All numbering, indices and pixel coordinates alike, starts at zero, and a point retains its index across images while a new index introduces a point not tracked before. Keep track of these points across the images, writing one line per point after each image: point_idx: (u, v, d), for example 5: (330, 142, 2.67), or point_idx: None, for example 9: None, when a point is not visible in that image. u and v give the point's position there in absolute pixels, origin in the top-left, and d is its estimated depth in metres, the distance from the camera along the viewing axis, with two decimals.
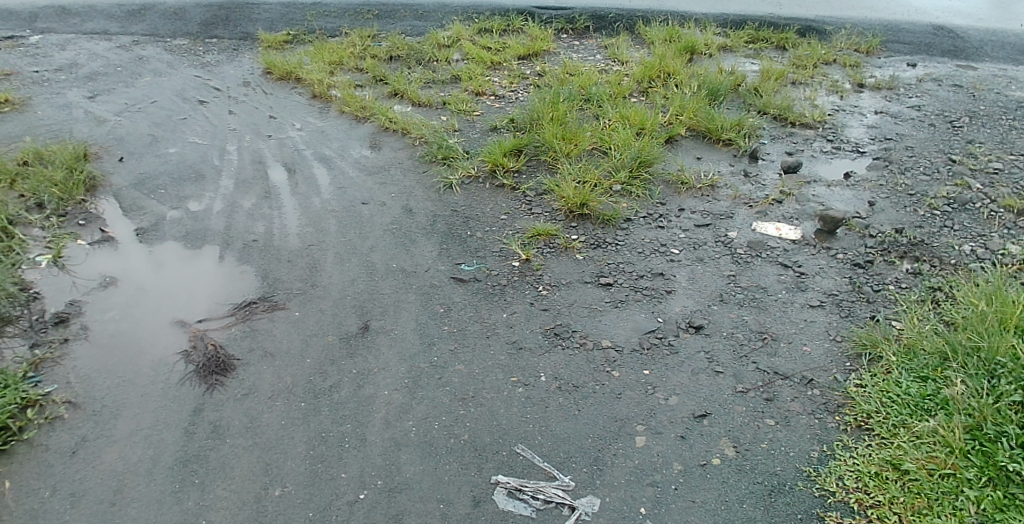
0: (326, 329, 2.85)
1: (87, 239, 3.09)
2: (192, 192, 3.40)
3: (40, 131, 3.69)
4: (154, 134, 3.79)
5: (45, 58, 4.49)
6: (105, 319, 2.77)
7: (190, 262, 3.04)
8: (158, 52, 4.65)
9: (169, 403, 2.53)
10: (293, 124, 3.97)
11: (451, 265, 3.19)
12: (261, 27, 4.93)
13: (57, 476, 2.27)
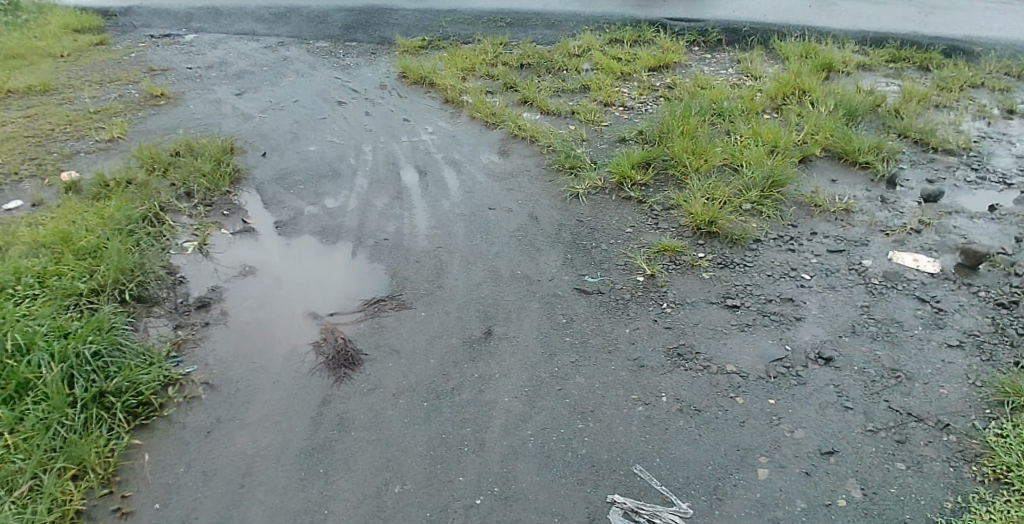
0: (450, 331, 2.83)
1: (230, 228, 3.22)
2: (328, 189, 3.51)
3: (192, 124, 3.93)
4: (295, 132, 3.95)
5: (200, 57, 4.82)
6: (244, 306, 2.86)
7: (324, 257, 3.12)
8: (301, 54, 4.88)
9: (299, 392, 2.57)
10: (425, 127, 4.04)
11: (575, 276, 3.12)
12: (398, 32, 5.07)
13: (193, 453, 2.35)
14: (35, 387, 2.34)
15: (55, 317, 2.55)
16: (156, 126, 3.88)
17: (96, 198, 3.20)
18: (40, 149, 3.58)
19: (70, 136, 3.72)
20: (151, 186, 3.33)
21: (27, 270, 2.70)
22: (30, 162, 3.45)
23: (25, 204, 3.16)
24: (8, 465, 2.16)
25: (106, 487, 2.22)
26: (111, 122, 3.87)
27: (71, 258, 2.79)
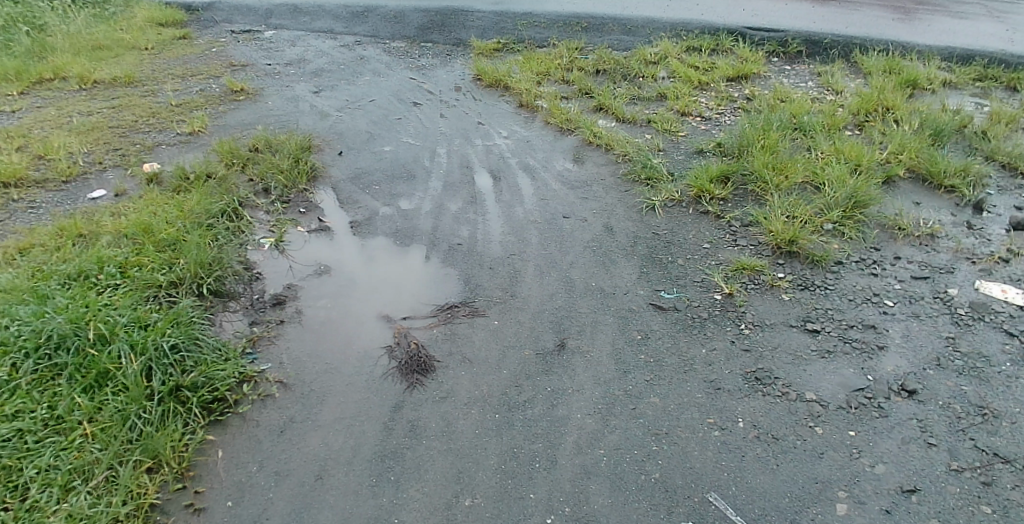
0: (523, 342, 2.76)
1: (305, 226, 3.21)
2: (403, 190, 3.48)
3: (270, 120, 3.95)
4: (371, 131, 3.94)
5: (279, 53, 4.87)
6: (318, 305, 2.84)
7: (399, 258, 3.08)
8: (378, 54, 4.90)
9: (372, 396, 2.53)
10: (499, 132, 3.99)
11: (650, 291, 3.02)
12: (473, 34, 5.05)
13: (265, 452, 2.33)
14: (114, 377, 2.35)
15: (136, 308, 2.56)
16: (235, 121, 3.92)
17: (176, 191, 3.24)
18: (124, 139, 3.65)
19: (153, 128, 3.78)
20: (230, 180, 3.35)
21: (110, 260, 2.72)
22: (115, 153, 3.52)
23: (109, 194, 3.21)
24: (86, 455, 2.16)
25: (180, 482, 2.21)
26: (192, 116, 3.91)
27: (152, 250, 2.80)
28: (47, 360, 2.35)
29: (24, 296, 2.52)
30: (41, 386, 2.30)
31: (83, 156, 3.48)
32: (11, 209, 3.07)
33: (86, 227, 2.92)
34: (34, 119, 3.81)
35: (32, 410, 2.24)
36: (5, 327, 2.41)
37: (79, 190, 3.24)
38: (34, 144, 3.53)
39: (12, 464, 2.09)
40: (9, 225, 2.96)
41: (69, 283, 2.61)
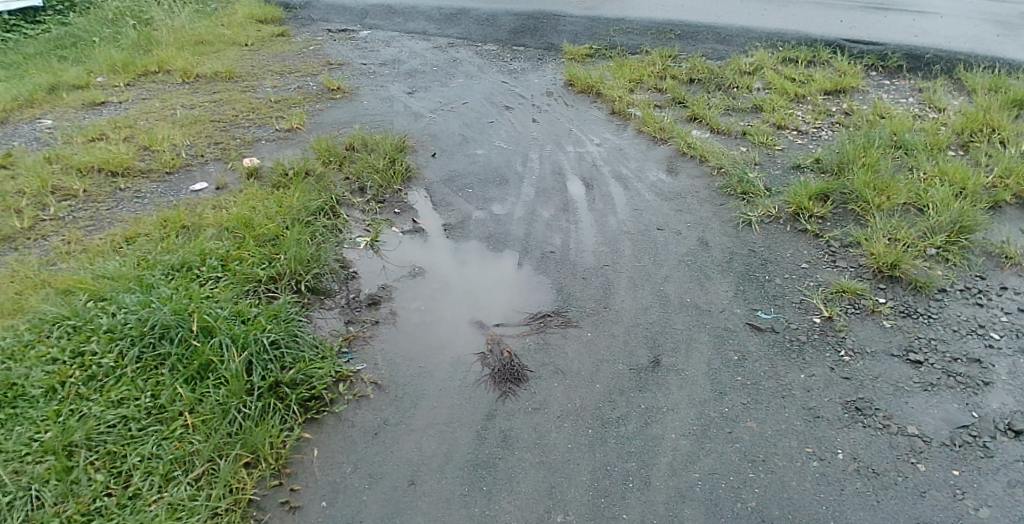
0: (616, 356, 2.69)
1: (399, 227, 3.21)
2: (496, 194, 3.46)
3: (366, 120, 3.98)
4: (464, 134, 3.93)
5: (374, 53, 4.94)
6: (412, 308, 2.82)
7: (493, 263, 3.06)
8: (470, 56, 4.91)
9: (465, 403, 2.49)
10: (592, 138, 3.93)
11: (747, 310, 2.92)
12: (565, 38, 5.01)
13: (360, 453, 2.31)
14: (215, 369, 2.37)
15: (237, 302, 2.60)
16: (332, 119, 3.97)
17: (275, 186, 3.29)
18: (225, 134, 3.76)
19: (253, 123, 3.88)
20: (327, 178, 3.38)
21: (212, 253, 2.78)
22: (216, 146, 3.62)
23: (210, 187, 3.30)
24: (186, 446, 2.19)
25: (277, 478, 2.21)
26: (291, 113, 3.99)
27: (252, 245, 2.85)
28: (151, 349, 2.40)
29: (131, 285, 2.60)
30: (146, 374, 2.35)
31: (186, 148, 3.59)
32: (119, 197, 3.19)
33: (189, 219, 3.00)
34: (140, 111, 3.97)
35: (137, 397, 2.28)
36: (113, 314, 2.49)
37: (183, 182, 3.34)
38: (140, 135, 3.67)
39: (117, 450, 2.14)
40: (117, 214, 3.08)
41: (173, 274, 2.68)
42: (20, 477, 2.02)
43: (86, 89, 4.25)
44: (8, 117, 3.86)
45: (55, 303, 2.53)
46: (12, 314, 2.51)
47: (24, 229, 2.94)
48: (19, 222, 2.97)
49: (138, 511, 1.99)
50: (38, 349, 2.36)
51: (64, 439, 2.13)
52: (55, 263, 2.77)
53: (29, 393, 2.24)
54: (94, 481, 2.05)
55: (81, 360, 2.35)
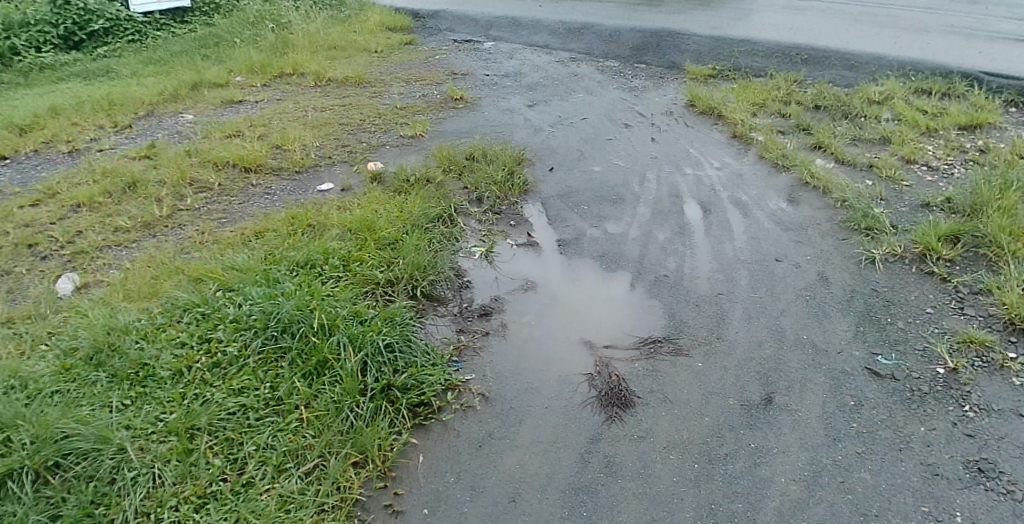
0: (727, 390, 2.59)
1: (514, 239, 3.32)
2: (612, 213, 3.53)
3: (486, 130, 4.25)
4: (581, 150, 4.09)
5: (496, 65, 5.37)
6: (523, 321, 2.87)
7: (602, 283, 3.09)
8: (591, 71, 5.19)
9: (570, 424, 2.46)
10: (711, 162, 3.95)
11: (866, 353, 2.74)
12: (688, 57, 5.14)
13: (463, 464, 2.30)
14: (332, 367, 2.45)
15: (355, 302, 2.70)
16: (453, 128, 4.26)
17: (396, 192, 3.50)
18: (352, 137, 4.10)
19: (378, 129, 4.22)
20: (446, 186, 3.57)
21: (335, 252, 2.94)
22: (343, 149, 3.94)
23: (336, 188, 3.56)
24: (299, 440, 2.24)
25: (382, 480, 2.22)
26: (415, 120, 4.33)
27: (372, 248, 3.00)
28: (273, 342, 2.50)
29: (257, 277, 2.75)
30: (266, 365, 2.44)
31: (315, 150, 3.93)
32: (251, 193, 3.50)
33: (314, 218, 3.21)
34: (273, 111, 4.47)
35: (256, 388, 2.37)
36: (239, 305, 2.62)
37: (309, 181, 3.63)
38: (273, 134, 4.08)
39: (234, 437, 2.22)
40: (249, 208, 3.37)
41: (296, 270, 2.83)
42: (144, 454, 2.12)
43: (225, 86, 4.93)
44: (155, 110, 4.55)
45: (188, 290, 2.71)
46: (150, 297, 2.71)
47: (163, 217, 3.26)
48: (161, 210, 3.31)
49: (251, 500, 2.04)
50: (170, 332, 2.50)
51: (187, 421, 2.22)
52: (188, 252, 3.02)
53: (159, 374, 2.35)
54: (212, 465, 2.12)
55: (207, 345, 2.46)
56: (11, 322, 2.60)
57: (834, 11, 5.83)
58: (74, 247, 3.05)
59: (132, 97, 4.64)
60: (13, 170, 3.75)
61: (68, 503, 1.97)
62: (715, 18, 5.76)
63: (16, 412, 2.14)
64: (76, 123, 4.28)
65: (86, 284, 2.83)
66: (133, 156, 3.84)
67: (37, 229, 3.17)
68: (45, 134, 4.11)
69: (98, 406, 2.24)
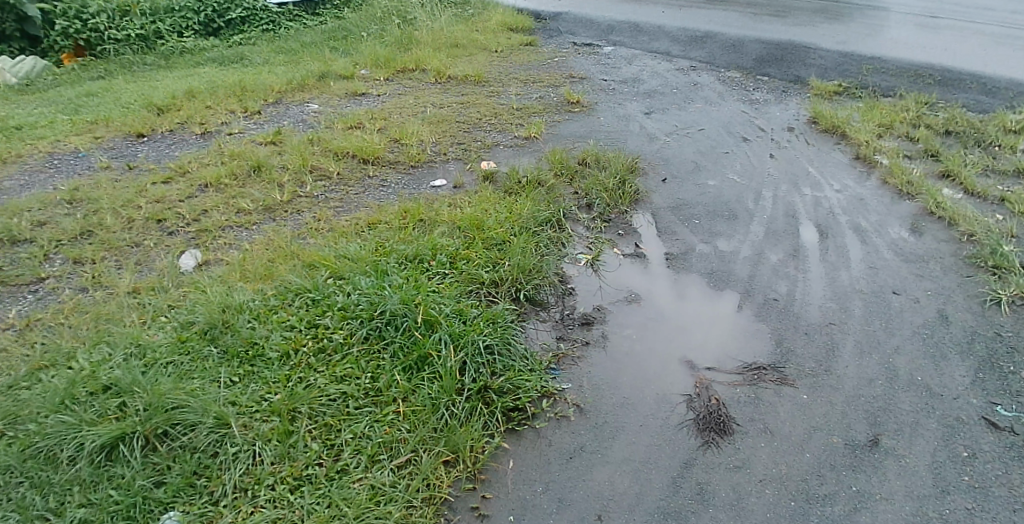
0: (832, 426, 2.39)
1: (621, 249, 3.27)
2: (723, 229, 3.41)
3: (600, 136, 4.25)
4: (696, 162, 4.00)
5: (616, 70, 5.41)
6: (624, 334, 2.81)
7: (707, 302, 2.99)
8: (712, 81, 5.10)
9: (665, 445, 2.34)
10: (830, 183, 3.76)
11: (984, 402, 2.47)
12: (814, 72, 4.98)
13: (552, 474, 2.23)
14: (432, 363, 2.46)
15: (459, 300, 2.72)
16: (568, 132, 4.28)
17: (507, 192, 3.52)
18: (468, 135, 4.19)
19: (494, 128, 4.30)
20: (556, 191, 3.57)
21: (443, 249, 2.97)
22: (458, 147, 4.02)
23: (448, 185, 3.63)
24: (394, 432, 2.24)
25: (470, 482, 2.18)
26: (530, 122, 4.38)
27: (480, 247, 3.02)
28: (377, 332, 2.54)
29: (367, 268, 2.81)
30: (368, 356, 2.47)
31: (431, 146, 4.03)
32: (366, 184, 3.61)
33: (425, 213, 3.27)
34: (393, 105, 4.63)
35: (358, 377, 2.39)
36: (347, 294, 2.68)
37: (424, 176, 3.71)
38: (392, 128, 4.21)
39: (333, 423, 2.23)
40: (364, 199, 3.46)
41: (405, 263, 2.88)
42: (247, 432, 2.16)
43: (350, 79, 5.17)
44: (283, 98, 4.79)
45: (301, 275, 2.79)
46: (264, 279, 2.81)
47: (283, 202, 3.38)
48: (281, 195, 3.44)
49: (344, 487, 2.04)
50: (281, 314, 2.57)
51: (289, 403, 2.25)
52: (304, 237, 3.11)
53: (267, 354, 2.41)
54: (309, 449, 2.14)
55: (315, 331, 2.51)
56: (137, 292, 2.74)
57: (972, 31, 5.48)
58: (199, 225, 3.18)
59: (263, 84, 4.91)
60: (149, 147, 4.01)
61: (171, 472, 2.03)
62: (843, 33, 5.57)
63: (134, 379, 2.24)
64: (210, 106, 4.56)
65: (207, 261, 2.95)
66: (259, 141, 4.03)
67: (167, 205, 3.34)
68: (181, 115, 4.38)
69: (208, 381, 2.31)
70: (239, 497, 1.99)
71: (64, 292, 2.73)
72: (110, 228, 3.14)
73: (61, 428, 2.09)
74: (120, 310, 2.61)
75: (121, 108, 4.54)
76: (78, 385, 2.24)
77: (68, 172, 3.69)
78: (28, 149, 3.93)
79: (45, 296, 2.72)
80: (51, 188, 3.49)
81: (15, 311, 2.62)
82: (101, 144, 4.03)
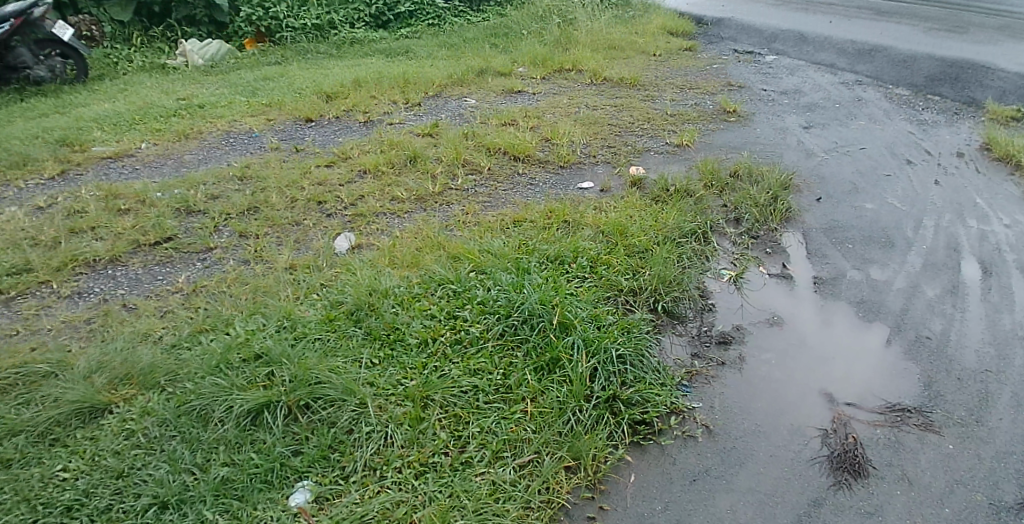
0: (976, 483, 2.12)
1: (767, 268, 3.15)
2: (878, 257, 3.19)
3: (756, 148, 4.14)
4: (853, 182, 3.79)
5: (777, 80, 5.31)
6: (762, 357, 2.67)
7: (853, 333, 2.79)
8: (877, 98, 4.85)
9: (793, 480, 2.16)
10: (999, 217, 3.42)
11: None
12: (991, 95, 4.62)
13: (673, 494, 2.10)
14: (564, 367, 2.42)
15: (596, 306, 2.69)
16: (722, 142, 4.21)
17: (654, 199, 3.50)
18: (620, 139, 4.20)
19: (646, 133, 4.30)
20: (706, 202, 3.51)
21: (585, 252, 2.97)
22: (609, 150, 4.04)
23: (596, 188, 3.64)
24: (520, 431, 2.21)
25: (590, 491, 2.10)
26: (683, 129, 4.35)
27: (622, 254, 3.00)
28: (512, 330, 2.55)
29: (508, 265, 2.85)
30: (503, 352, 2.48)
31: (581, 147, 4.06)
32: (515, 182, 3.67)
33: (571, 215, 3.28)
34: (549, 104, 4.73)
35: (490, 372, 2.40)
36: (488, 288, 2.72)
37: (573, 177, 3.75)
38: (544, 127, 4.28)
39: (462, 414, 2.24)
40: (512, 196, 3.52)
41: (546, 263, 2.90)
42: (382, 413, 2.21)
43: (508, 76, 5.32)
44: (442, 92, 4.98)
45: (445, 266, 2.86)
46: (410, 266, 2.89)
47: (435, 193, 3.49)
48: (434, 186, 3.55)
49: (466, 479, 2.03)
50: (423, 303, 2.64)
51: (423, 390, 2.28)
52: (451, 229, 3.19)
53: (407, 340, 2.47)
54: (437, 437, 2.15)
55: (454, 322, 2.56)
56: (293, 269, 2.88)
57: None
58: (355, 209, 3.34)
59: (425, 77, 5.13)
60: (315, 132, 4.28)
61: (309, 443, 2.10)
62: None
63: (283, 351, 2.35)
64: (375, 96, 4.82)
65: (359, 245, 3.08)
66: (417, 132, 4.21)
67: (328, 188, 3.53)
68: (347, 103, 4.65)
69: (350, 360, 2.38)
70: (368, 475, 2.02)
71: (229, 263, 2.92)
72: (274, 206, 3.34)
73: (214, 390, 2.21)
74: (277, 285, 2.75)
75: (295, 92, 4.90)
76: (233, 351, 2.37)
77: (242, 151, 4.01)
78: (209, 127, 4.33)
79: (211, 265, 2.92)
80: (226, 164, 3.80)
81: (185, 276, 2.83)
82: (273, 126, 4.36)
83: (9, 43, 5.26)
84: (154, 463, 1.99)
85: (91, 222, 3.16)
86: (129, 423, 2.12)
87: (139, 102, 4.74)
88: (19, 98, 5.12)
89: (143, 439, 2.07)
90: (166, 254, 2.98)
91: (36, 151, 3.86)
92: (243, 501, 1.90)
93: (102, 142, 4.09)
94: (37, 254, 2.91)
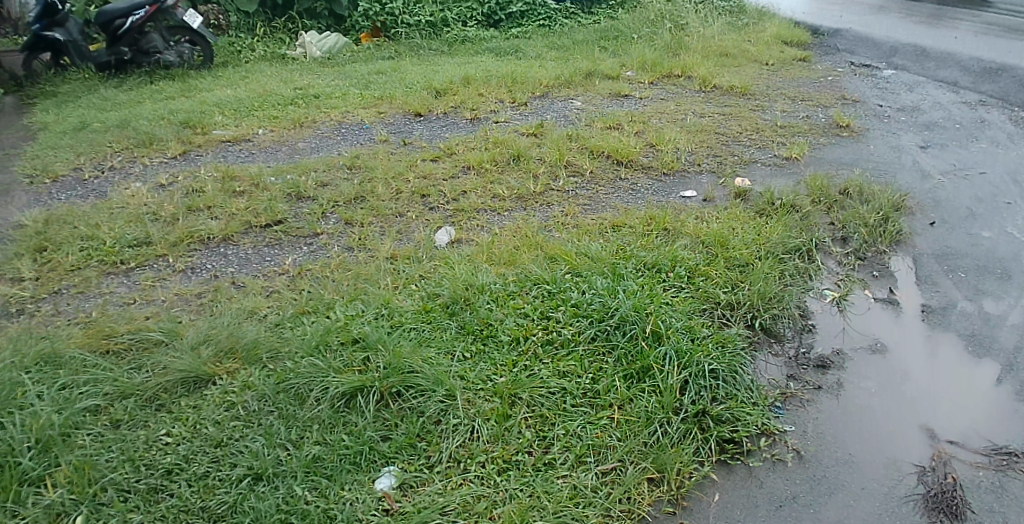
0: None
1: (872, 292, 3.03)
2: (992, 289, 3.00)
3: (867, 166, 3.98)
4: (971, 208, 3.59)
5: (894, 96, 5.09)
6: (861, 385, 2.56)
7: (960, 369, 2.63)
8: (1002, 120, 4.60)
9: (886, 516, 2.03)
10: None
11: None
12: None
13: (757, 518, 2.01)
14: (653, 377, 2.38)
15: (690, 317, 2.64)
16: (832, 157, 4.06)
17: (759, 213, 3.42)
18: (727, 148, 4.13)
19: (754, 144, 4.20)
20: (812, 218, 3.40)
21: (683, 262, 2.94)
22: (714, 159, 3.98)
23: (699, 197, 3.58)
24: (605, 438, 2.18)
25: (671, 505, 2.03)
26: (793, 141, 4.23)
27: (720, 266, 2.94)
28: (604, 335, 2.54)
29: (604, 269, 2.85)
30: (593, 357, 2.46)
31: (686, 155, 4.02)
32: (617, 186, 3.65)
33: (671, 223, 3.25)
34: (655, 109, 4.69)
35: (580, 375, 2.38)
36: (582, 291, 2.72)
37: (677, 185, 3.70)
38: (649, 133, 4.25)
39: (549, 415, 2.23)
40: (612, 201, 3.51)
41: (642, 270, 2.88)
42: (469, 407, 2.22)
43: (616, 79, 5.32)
44: (549, 93, 5.01)
45: (541, 266, 2.88)
46: (507, 264, 2.92)
47: (536, 193, 3.52)
48: (535, 186, 3.58)
49: (549, 480, 2.01)
50: (517, 301, 2.66)
51: (512, 387, 2.29)
52: (550, 230, 3.21)
53: (500, 337, 2.49)
54: (522, 436, 2.15)
55: (546, 323, 2.57)
56: (394, 259, 2.96)
57: None
58: (457, 204, 3.39)
59: (533, 77, 5.18)
60: (422, 126, 4.37)
61: (398, 430, 2.13)
62: None
63: (380, 337, 2.41)
64: (483, 94, 4.90)
65: (459, 240, 3.13)
66: (522, 132, 4.25)
67: (432, 182, 3.60)
68: (456, 99, 4.75)
69: (443, 352, 2.42)
70: (451, 467, 2.03)
71: (333, 249, 3.03)
72: (380, 197, 3.44)
73: (311, 370, 2.28)
74: (377, 273, 2.83)
75: (405, 87, 5.03)
76: (332, 334, 2.45)
77: (352, 141, 4.14)
78: (323, 117, 4.50)
79: (317, 249, 3.03)
80: (336, 153, 3.94)
81: (291, 259, 2.95)
82: (383, 119, 4.48)
83: (144, 29, 5.68)
84: (251, 436, 2.06)
85: (207, 201, 3.34)
86: (230, 395, 2.21)
87: (258, 90, 4.98)
88: (148, 81, 5.51)
89: (242, 412, 2.15)
90: (275, 236, 3.11)
91: (160, 131, 4.12)
92: (331, 481, 1.94)
93: (221, 125, 4.31)
94: (156, 229, 3.09)
